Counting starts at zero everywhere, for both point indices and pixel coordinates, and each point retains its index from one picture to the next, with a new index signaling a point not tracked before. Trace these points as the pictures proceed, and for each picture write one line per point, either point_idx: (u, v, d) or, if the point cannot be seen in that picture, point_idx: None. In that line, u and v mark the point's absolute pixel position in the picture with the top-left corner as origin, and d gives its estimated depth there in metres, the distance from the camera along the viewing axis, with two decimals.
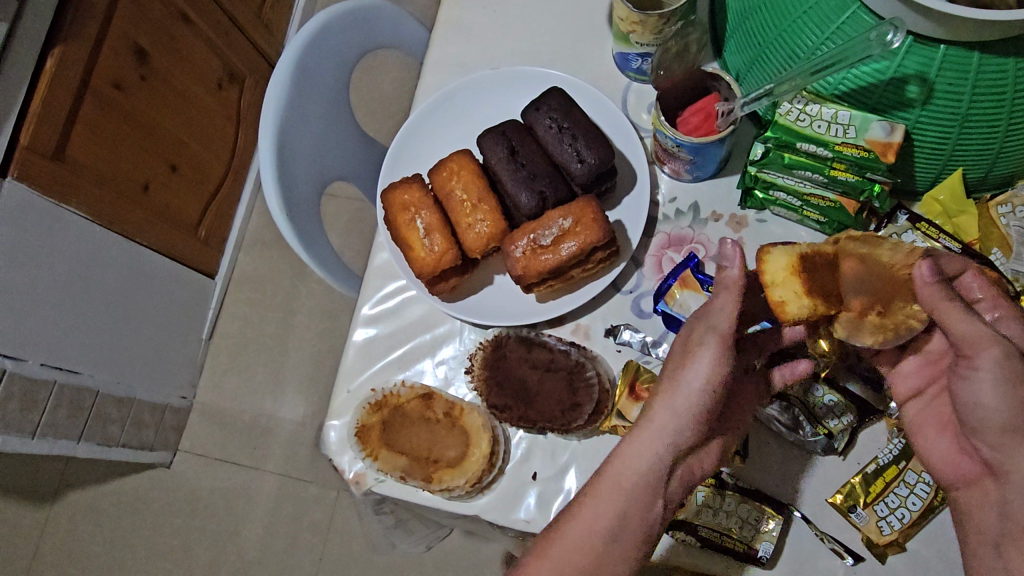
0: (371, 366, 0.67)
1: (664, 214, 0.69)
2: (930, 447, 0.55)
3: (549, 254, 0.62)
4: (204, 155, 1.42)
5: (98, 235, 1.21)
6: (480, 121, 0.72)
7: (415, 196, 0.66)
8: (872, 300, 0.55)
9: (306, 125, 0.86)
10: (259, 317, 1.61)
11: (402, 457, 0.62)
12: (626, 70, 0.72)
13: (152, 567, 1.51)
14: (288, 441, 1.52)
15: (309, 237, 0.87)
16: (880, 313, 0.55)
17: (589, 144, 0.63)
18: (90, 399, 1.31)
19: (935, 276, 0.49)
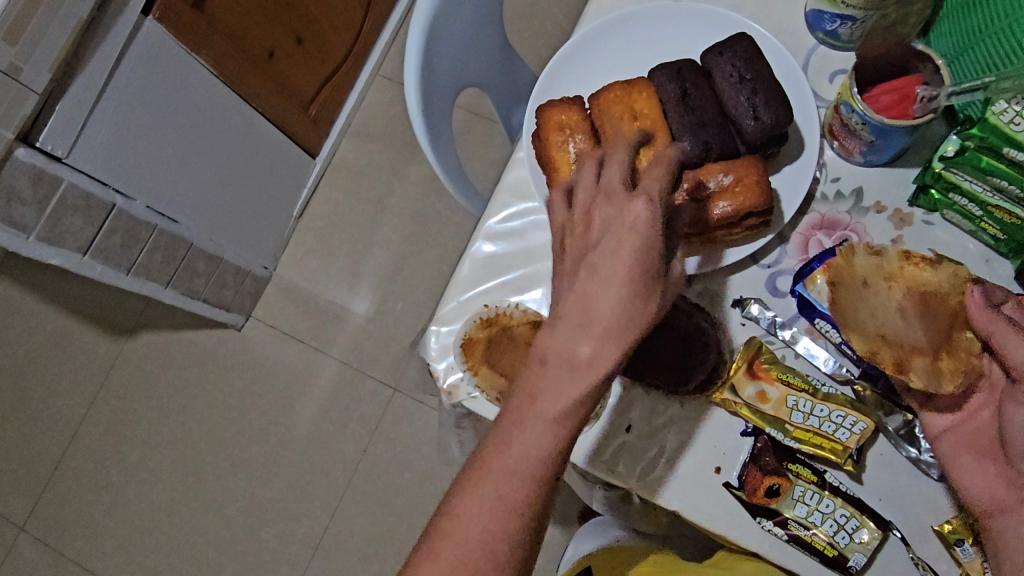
0: (485, 281, 0.65)
1: (823, 192, 0.64)
2: (967, 477, 0.54)
3: (700, 210, 0.59)
4: (331, 31, 1.41)
5: (220, 91, 1.22)
6: (651, 53, 0.68)
7: (574, 118, 0.61)
8: (935, 343, 0.53)
9: (457, 20, 0.83)
10: (350, 205, 1.62)
11: (500, 378, 0.61)
12: (817, 30, 0.66)
13: (206, 420, 1.57)
14: (356, 333, 1.54)
15: (437, 136, 0.84)
16: (948, 354, 0.53)
17: (769, 102, 0.58)
18: (183, 251, 1.34)
19: (989, 304, 0.51)
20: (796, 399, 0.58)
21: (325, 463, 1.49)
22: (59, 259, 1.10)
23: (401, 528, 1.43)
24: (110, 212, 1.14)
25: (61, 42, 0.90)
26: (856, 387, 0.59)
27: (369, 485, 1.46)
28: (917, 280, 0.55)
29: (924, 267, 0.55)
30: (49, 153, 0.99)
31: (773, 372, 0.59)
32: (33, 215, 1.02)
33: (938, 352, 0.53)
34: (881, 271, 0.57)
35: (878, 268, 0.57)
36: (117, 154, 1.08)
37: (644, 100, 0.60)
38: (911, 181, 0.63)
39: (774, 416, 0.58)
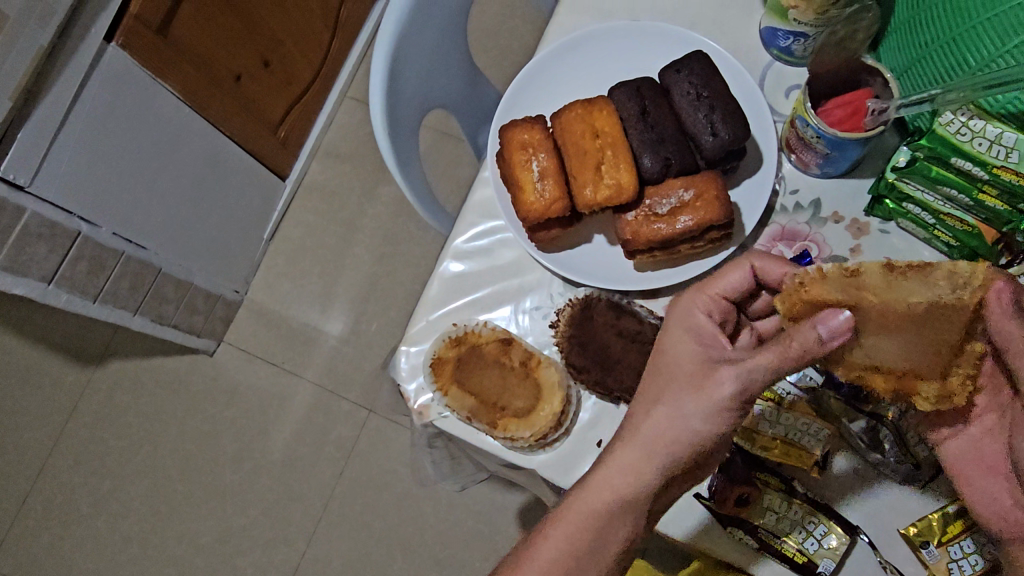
0: (455, 299, 0.65)
1: (782, 205, 0.66)
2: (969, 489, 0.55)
3: (663, 224, 0.60)
4: (299, 54, 1.42)
5: (187, 116, 1.22)
6: (611, 72, 0.69)
7: (536, 138, 0.61)
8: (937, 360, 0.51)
9: (422, 42, 0.84)
10: (322, 226, 1.62)
11: (470, 398, 0.62)
12: (771, 46, 0.68)
13: (179, 448, 1.55)
14: (330, 355, 1.54)
15: (405, 157, 0.85)
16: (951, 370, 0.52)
17: (727, 117, 0.59)
18: (152, 277, 1.33)
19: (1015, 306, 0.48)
20: (761, 408, 0.59)
21: (301, 488, 1.48)
22: (23, 288, 1.09)
23: (379, 551, 1.42)
24: (76, 240, 1.13)
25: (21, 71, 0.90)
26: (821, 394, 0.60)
27: (346, 508, 1.45)
28: (906, 295, 0.50)
29: (907, 274, 0.51)
30: (11, 182, 0.98)
31: None
32: None
33: (944, 372, 0.52)
34: (862, 289, 0.51)
35: (859, 285, 0.51)
36: (82, 182, 1.07)
37: (605, 118, 0.61)
38: (866, 192, 0.64)
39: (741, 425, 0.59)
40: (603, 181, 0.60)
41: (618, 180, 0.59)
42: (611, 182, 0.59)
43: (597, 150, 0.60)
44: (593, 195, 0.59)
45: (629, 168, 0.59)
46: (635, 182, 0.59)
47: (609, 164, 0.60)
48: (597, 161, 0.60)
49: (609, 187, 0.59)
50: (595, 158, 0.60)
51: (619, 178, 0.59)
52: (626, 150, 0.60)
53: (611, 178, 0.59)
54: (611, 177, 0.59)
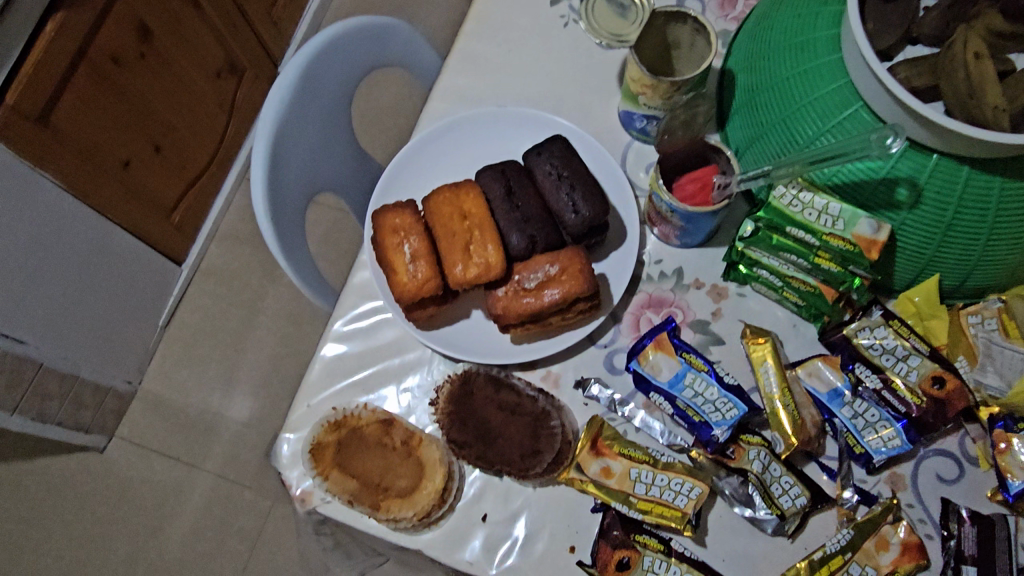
0: (334, 383, 0.66)
1: (648, 274, 0.69)
2: None
3: (531, 298, 0.61)
4: (188, 139, 1.43)
5: (67, 205, 1.20)
6: (483, 154, 0.73)
7: (407, 221, 0.63)
8: None
9: (301, 130, 0.86)
10: (220, 310, 1.59)
11: (351, 481, 0.61)
12: (629, 128, 0.73)
13: (67, 554, 1.46)
14: (230, 443, 1.49)
15: (291, 241, 0.86)
16: None
17: (586, 195, 0.63)
18: (31, 372, 1.27)
19: None
20: (637, 471, 0.61)
21: None
22: None
23: None
24: None
25: None
26: (692, 453, 0.63)
27: None
28: None
29: None
30: None
31: (615, 448, 0.62)
32: None
33: None
34: None
35: None
36: None
37: (472, 201, 0.63)
38: (722, 259, 0.69)
39: (618, 490, 0.60)
40: (473, 260, 0.61)
41: (487, 258, 0.61)
42: (480, 261, 0.61)
43: (465, 230, 0.62)
44: (463, 273, 0.60)
45: (498, 248, 0.61)
46: (504, 260, 0.61)
47: (478, 245, 0.61)
48: (467, 242, 0.61)
49: (479, 266, 0.60)
50: (464, 239, 0.61)
51: (488, 257, 0.61)
52: (494, 230, 0.62)
53: (481, 257, 0.61)
54: (481, 255, 0.61)
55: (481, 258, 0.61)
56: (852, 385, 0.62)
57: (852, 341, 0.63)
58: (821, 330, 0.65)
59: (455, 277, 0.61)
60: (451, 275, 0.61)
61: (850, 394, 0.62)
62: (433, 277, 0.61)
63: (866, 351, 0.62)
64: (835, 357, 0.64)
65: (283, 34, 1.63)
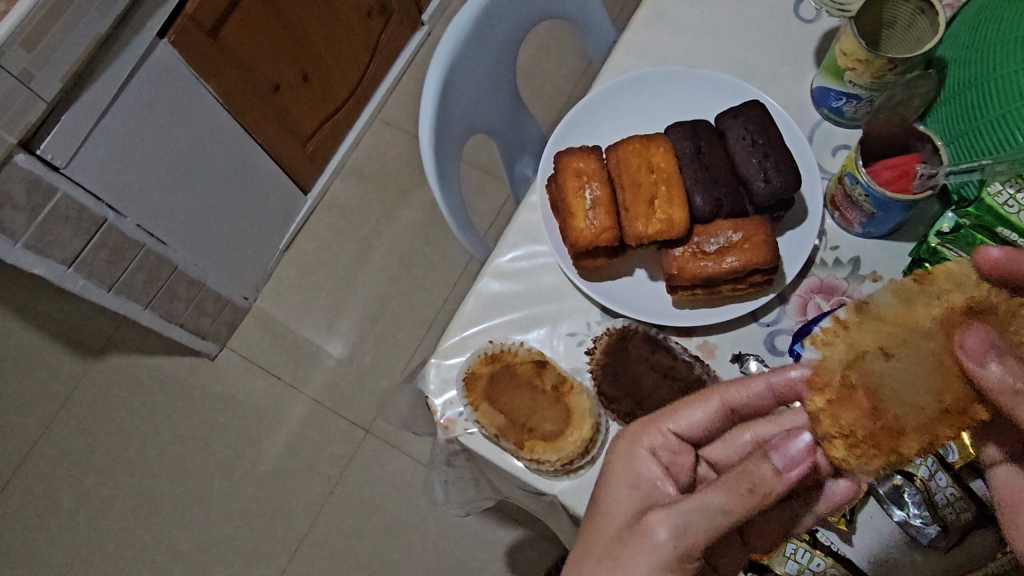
0: (489, 318, 0.66)
1: (822, 259, 0.67)
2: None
3: (709, 262, 0.60)
4: (333, 70, 1.46)
5: (221, 118, 1.25)
6: (662, 112, 0.71)
7: (591, 166, 0.62)
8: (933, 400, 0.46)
9: (473, 69, 0.86)
10: (338, 242, 1.63)
11: (500, 416, 0.60)
12: (822, 106, 0.70)
13: (169, 449, 1.53)
14: (331, 372, 1.54)
15: (447, 177, 0.87)
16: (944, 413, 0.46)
17: (779, 165, 0.60)
18: (166, 272, 1.32)
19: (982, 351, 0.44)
20: None
21: (288, 502, 1.47)
22: (43, 268, 1.07)
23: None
24: (100, 227, 1.13)
25: (72, 57, 0.91)
26: None
27: (332, 526, 1.44)
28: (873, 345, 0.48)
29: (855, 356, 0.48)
30: (48, 163, 0.99)
31: None
32: (23, 222, 1.00)
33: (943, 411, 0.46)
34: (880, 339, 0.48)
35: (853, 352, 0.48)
36: (114, 166, 1.09)
37: (661, 155, 0.62)
38: (905, 255, 0.66)
39: None
40: (657, 215, 0.60)
41: (673, 216, 0.59)
42: (664, 217, 0.60)
43: (651, 184, 0.61)
44: (644, 228, 0.60)
45: (683, 207, 0.60)
46: (687, 220, 0.60)
47: (663, 200, 0.60)
48: (654, 197, 0.60)
49: (663, 223, 0.59)
50: (650, 192, 0.61)
51: (672, 214, 0.59)
52: (679, 187, 0.60)
53: (666, 214, 0.60)
54: (666, 211, 0.60)
55: (666, 215, 0.60)
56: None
57: None
58: None
59: (636, 230, 0.60)
60: (632, 227, 0.60)
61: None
62: (611, 226, 0.61)
63: None
64: None
65: None
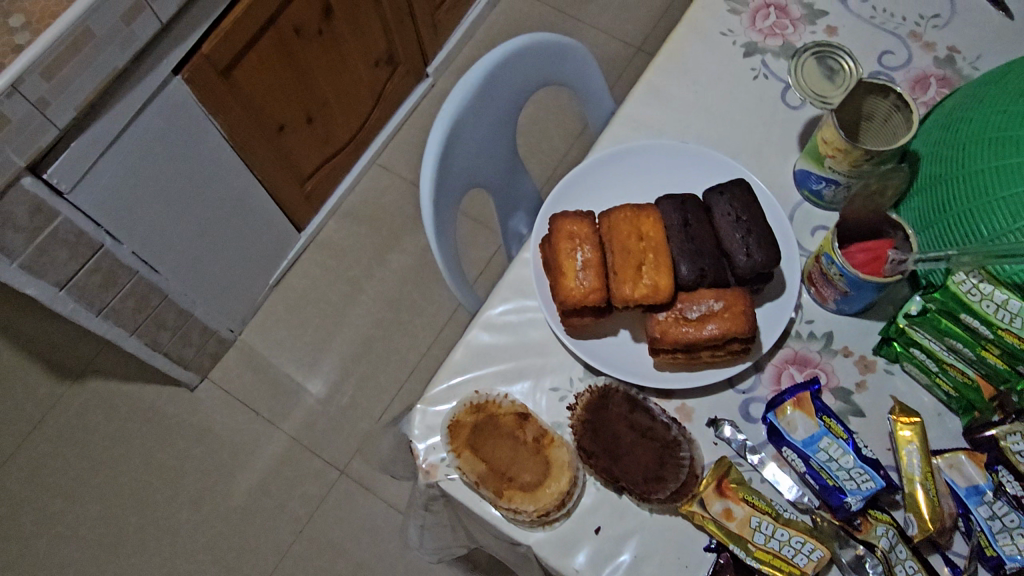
0: (477, 368, 0.68)
1: (797, 331, 0.70)
2: None
3: (690, 329, 0.63)
4: (337, 115, 1.50)
5: (225, 154, 1.28)
6: (653, 183, 0.75)
7: (583, 230, 0.65)
8: None
9: (476, 127, 0.90)
10: (328, 281, 1.65)
11: (481, 464, 0.62)
12: (803, 187, 0.75)
13: (140, 478, 1.52)
14: (311, 409, 1.54)
15: (443, 228, 0.90)
16: None
17: (761, 242, 0.64)
18: (157, 301, 1.33)
19: None
20: (758, 520, 0.60)
21: (257, 541, 1.46)
22: (35, 289, 1.08)
23: None
24: (97, 253, 1.14)
25: (89, 87, 0.94)
26: (816, 515, 0.62)
27: (299, 567, 1.43)
28: None
29: None
30: (53, 187, 1.01)
31: (739, 493, 0.61)
32: (22, 242, 1.01)
33: None
34: None
35: None
36: (116, 193, 1.11)
37: (651, 225, 0.65)
38: (876, 333, 0.69)
39: (738, 534, 0.60)
40: (644, 281, 0.62)
41: (659, 283, 0.62)
42: (651, 283, 0.62)
43: (640, 250, 0.64)
44: (631, 292, 0.62)
45: (670, 275, 0.63)
46: (672, 288, 0.62)
47: (650, 267, 0.63)
48: (641, 264, 0.63)
49: (649, 288, 0.62)
50: (638, 259, 0.63)
51: (658, 281, 0.62)
52: (666, 255, 0.63)
53: (653, 280, 0.62)
54: (653, 278, 0.62)
55: (653, 281, 0.62)
56: (994, 486, 0.61)
57: (999, 442, 0.61)
58: (967, 425, 0.64)
59: (623, 294, 0.63)
60: (619, 290, 0.63)
61: (990, 494, 0.60)
62: (600, 287, 0.64)
63: (1013, 456, 0.60)
64: (980, 454, 0.62)
65: (439, 36, 1.70)
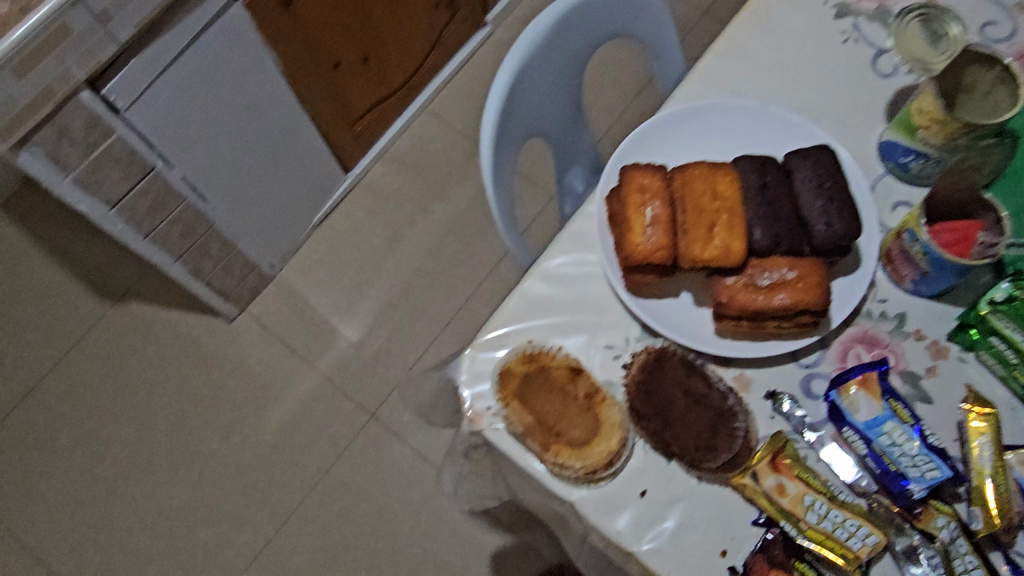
0: (531, 319, 0.67)
1: (868, 310, 0.67)
2: None
3: (759, 297, 0.60)
4: (393, 56, 1.47)
5: (279, 87, 1.26)
6: (728, 143, 0.72)
7: (655, 184, 0.62)
8: None
9: (542, 74, 0.87)
10: (370, 225, 1.64)
11: (529, 415, 0.61)
12: (887, 159, 0.71)
13: (175, 404, 1.54)
14: (345, 352, 1.55)
15: (501, 176, 0.87)
16: None
17: (842, 212, 0.61)
18: (203, 229, 1.33)
19: None
20: (812, 499, 0.58)
21: (284, 476, 1.47)
22: (86, 205, 1.08)
23: (345, 558, 1.41)
24: (148, 174, 1.13)
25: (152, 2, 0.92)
26: (873, 500, 0.59)
27: (324, 505, 1.45)
28: None
29: None
30: (110, 103, 0.99)
31: (795, 470, 0.59)
32: (76, 157, 1.00)
33: None
34: None
35: None
36: (170, 115, 1.09)
37: (727, 185, 0.62)
38: (952, 318, 0.66)
39: (790, 511, 0.58)
40: (715, 243, 0.60)
41: (731, 246, 0.59)
42: (722, 245, 0.59)
43: (713, 210, 0.61)
44: (701, 254, 0.60)
45: (743, 239, 0.59)
46: (744, 253, 0.59)
47: (724, 228, 0.60)
48: (714, 224, 0.60)
49: (721, 250, 0.59)
50: (710, 219, 0.60)
51: (731, 243, 0.59)
52: (741, 218, 0.60)
53: (725, 242, 0.59)
54: (726, 239, 0.59)
55: (725, 243, 0.59)
56: None
57: None
58: None
59: (693, 254, 0.60)
60: (688, 250, 0.60)
61: None
62: (668, 246, 0.61)
63: None
64: None
65: None
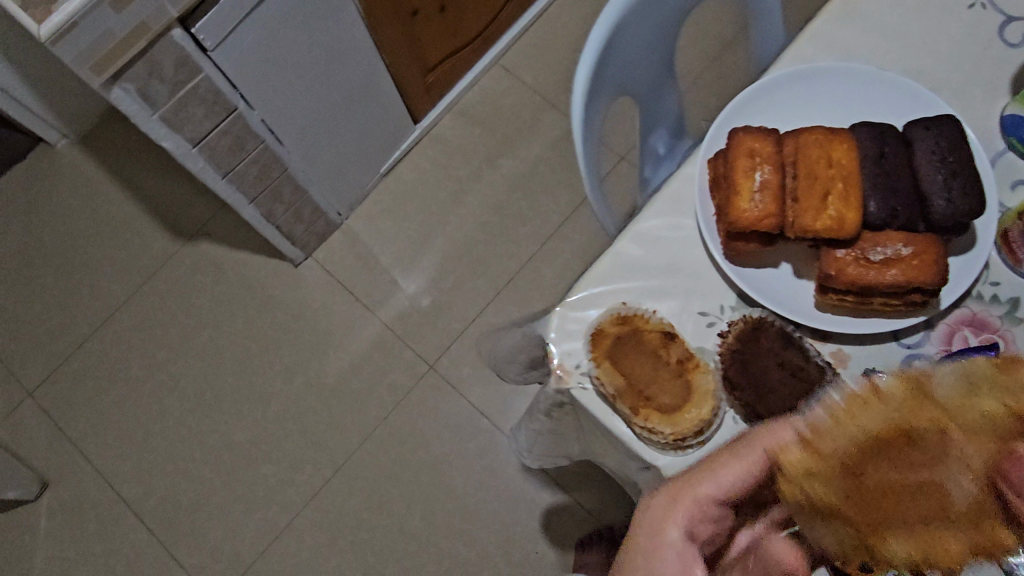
0: (624, 280, 0.65)
1: (979, 292, 0.64)
2: None
3: (871, 271, 0.58)
4: (470, 6, 1.45)
5: (359, 33, 1.25)
6: (838, 109, 0.69)
7: (765, 149, 0.60)
8: None
9: (639, 29, 0.84)
10: (437, 178, 1.63)
11: (620, 377, 0.60)
12: (1010, 135, 0.67)
13: (241, 343, 1.57)
14: (407, 302, 1.56)
15: (590, 133, 0.85)
16: None
17: (965, 188, 0.58)
18: (278, 173, 1.34)
19: None
20: None
21: (344, 420, 1.51)
22: (171, 143, 1.09)
23: (399, 502, 1.45)
24: (230, 115, 1.13)
25: None
26: None
27: (381, 450, 1.48)
28: None
29: None
30: (199, 42, 1.00)
31: None
32: (165, 95, 1.01)
33: None
34: None
35: None
36: (254, 56, 1.09)
37: (843, 152, 0.59)
38: None
39: None
40: (829, 212, 0.57)
41: (845, 216, 0.57)
42: (836, 215, 0.57)
43: (827, 178, 0.58)
44: (812, 223, 0.58)
45: (858, 209, 0.57)
46: (859, 224, 0.57)
47: (838, 197, 0.57)
48: (828, 192, 0.58)
49: (835, 221, 0.57)
50: (824, 186, 0.58)
51: (845, 213, 0.57)
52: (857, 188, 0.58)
53: (839, 212, 0.57)
54: (840, 209, 0.57)
55: (839, 213, 0.57)
56: None
57: None
58: None
59: (803, 223, 0.58)
60: (799, 218, 0.58)
61: None
62: (776, 213, 0.59)
63: None
64: None
65: None
